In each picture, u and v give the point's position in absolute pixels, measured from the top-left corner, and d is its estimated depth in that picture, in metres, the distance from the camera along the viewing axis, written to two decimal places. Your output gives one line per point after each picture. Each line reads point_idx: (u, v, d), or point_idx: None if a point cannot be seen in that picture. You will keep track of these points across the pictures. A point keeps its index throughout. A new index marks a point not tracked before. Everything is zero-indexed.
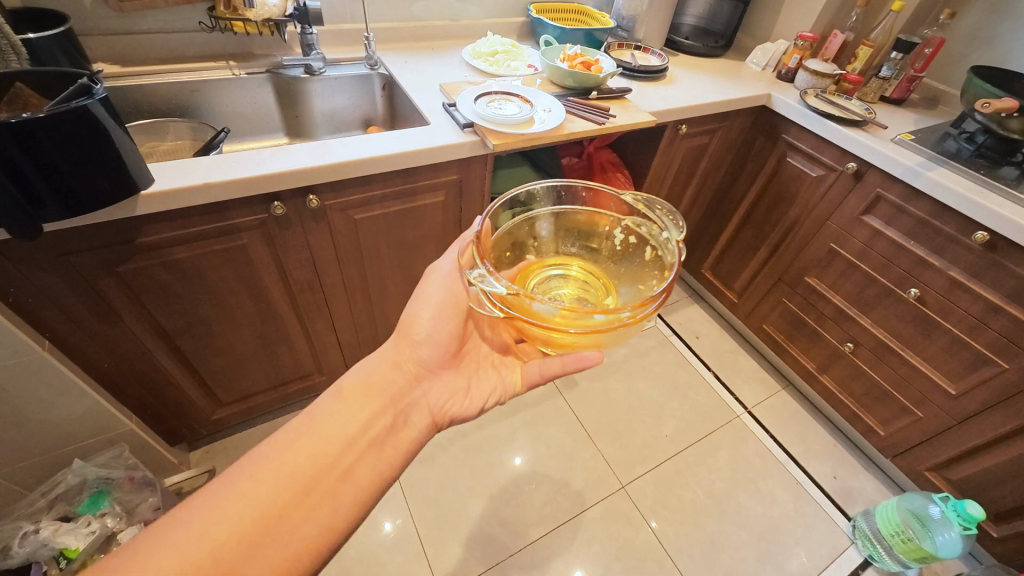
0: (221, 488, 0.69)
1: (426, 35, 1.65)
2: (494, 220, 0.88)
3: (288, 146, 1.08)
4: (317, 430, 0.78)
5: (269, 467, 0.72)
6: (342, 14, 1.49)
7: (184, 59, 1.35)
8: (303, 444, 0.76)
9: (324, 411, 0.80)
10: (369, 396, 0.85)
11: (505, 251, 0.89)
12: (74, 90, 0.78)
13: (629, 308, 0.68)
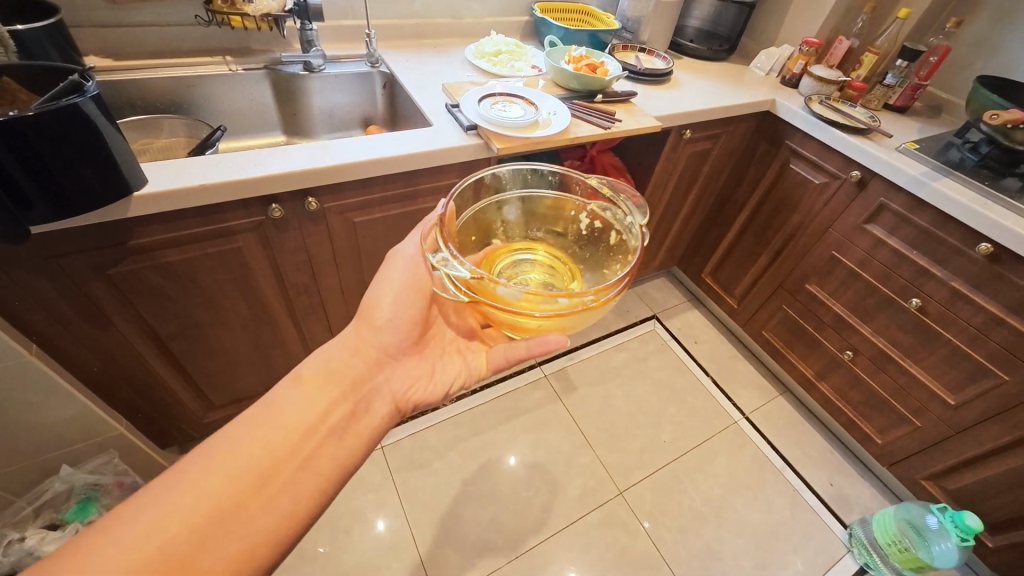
0: (186, 475, 0.69)
1: (428, 33, 1.62)
2: (460, 204, 0.88)
3: (288, 147, 1.05)
4: (275, 418, 0.78)
5: (232, 455, 0.73)
6: (343, 10, 1.45)
7: (179, 54, 1.31)
8: (267, 431, 0.76)
9: (288, 398, 0.81)
10: (330, 381, 0.86)
11: (471, 235, 0.89)
12: (64, 87, 0.75)
13: (591, 291, 0.72)
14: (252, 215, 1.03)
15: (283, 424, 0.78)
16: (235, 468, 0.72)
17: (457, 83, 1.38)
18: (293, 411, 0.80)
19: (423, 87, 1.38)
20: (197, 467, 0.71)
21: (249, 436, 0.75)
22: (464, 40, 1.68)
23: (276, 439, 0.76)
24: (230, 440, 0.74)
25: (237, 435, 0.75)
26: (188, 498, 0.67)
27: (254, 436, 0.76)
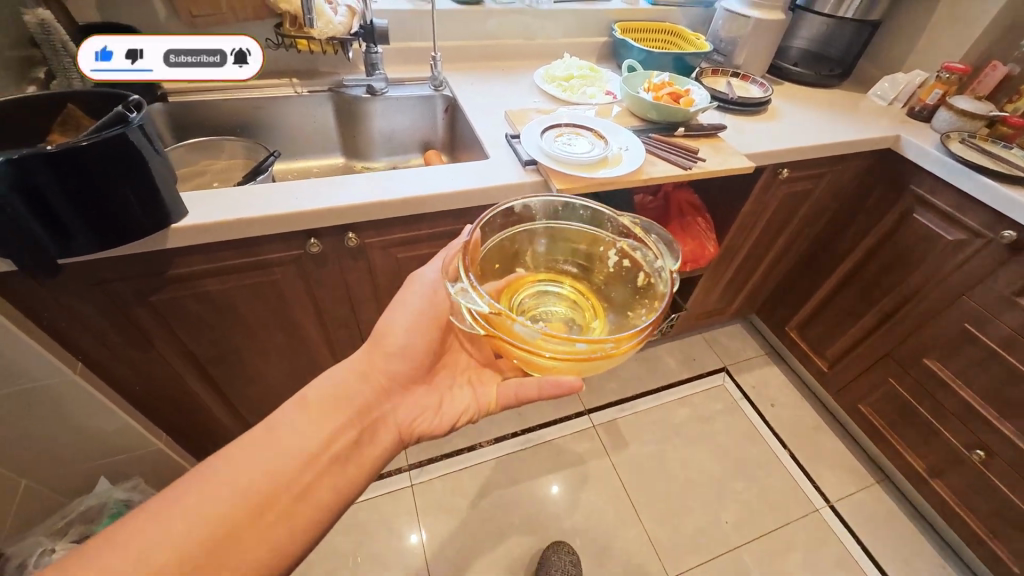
0: (192, 495, 0.66)
1: (497, 54, 1.53)
2: (485, 228, 0.79)
3: (335, 179, 0.99)
4: (277, 442, 0.73)
5: (239, 476, 0.69)
6: (411, 31, 1.40)
7: (250, 75, 1.32)
8: (274, 454, 0.72)
9: (297, 419, 0.77)
10: (337, 406, 0.80)
11: (493, 262, 0.80)
12: (108, 118, 0.73)
13: (614, 339, 0.63)
14: (292, 249, 0.98)
15: (290, 447, 0.73)
16: (242, 491, 0.68)
17: (521, 111, 1.26)
18: (300, 434, 0.75)
19: (484, 114, 1.28)
20: (203, 487, 0.67)
21: (256, 456, 0.71)
22: (535, 62, 1.57)
23: (284, 461, 0.72)
24: (237, 460, 0.71)
25: (244, 455, 0.71)
26: (192, 520, 0.64)
27: (261, 460, 0.71)
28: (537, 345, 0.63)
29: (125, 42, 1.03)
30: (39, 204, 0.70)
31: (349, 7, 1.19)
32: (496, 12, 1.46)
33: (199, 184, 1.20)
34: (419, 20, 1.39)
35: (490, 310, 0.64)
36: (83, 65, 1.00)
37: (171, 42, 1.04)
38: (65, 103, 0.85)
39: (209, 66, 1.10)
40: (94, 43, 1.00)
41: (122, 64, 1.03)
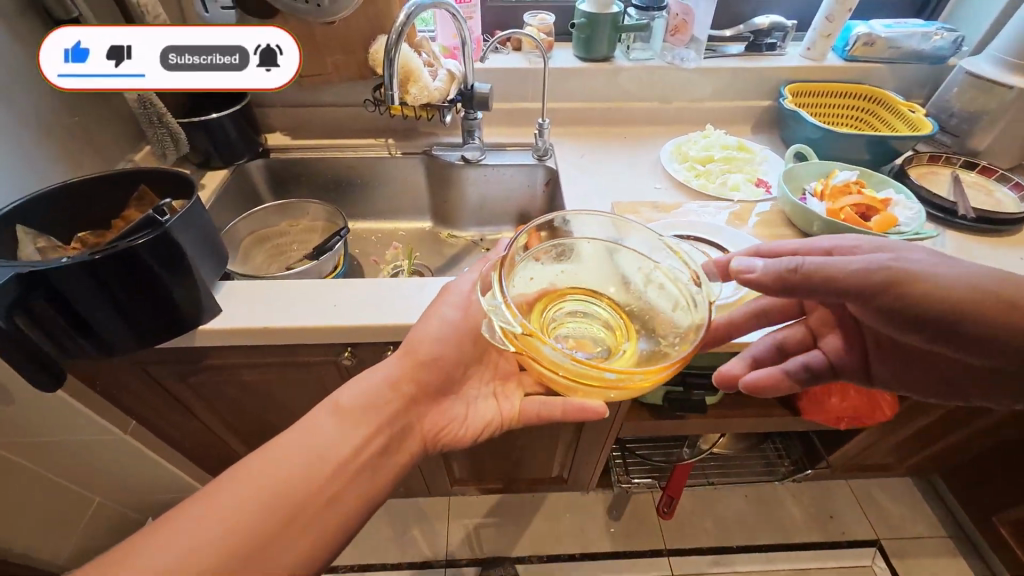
0: (213, 504, 0.57)
1: (620, 118, 1.28)
2: (519, 242, 0.69)
3: (385, 282, 0.86)
4: (293, 461, 0.62)
5: (265, 489, 0.59)
6: (522, 91, 1.22)
7: (350, 132, 1.27)
8: (302, 467, 0.62)
9: (327, 430, 0.66)
10: (362, 417, 0.68)
11: (524, 274, 0.70)
12: (138, 222, 0.67)
13: (644, 370, 0.55)
14: (326, 355, 0.86)
15: (320, 466, 0.63)
16: (269, 503, 0.58)
17: (630, 204, 0.99)
18: (324, 451, 0.64)
19: (585, 198, 1.04)
20: (225, 497, 0.57)
21: (282, 469, 0.61)
22: (667, 129, 1.28)
23: (315, 480, 0.62)
24: (263, 472, 0.60)
25: (270, 465, 0.61)
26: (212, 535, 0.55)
27: (283, 472, 0.61)
28: (564, 368, 0.57)
29: (109, 38, 0.88)
30: (64, 301, 0.65)
31: (450, 71, 1.05)
32: (625, 71, 1.21)
33: (282, 246, 1.18)
34: (532, 80, 1.20)
35: (518, 326, 0.58)
36: (47, 65, 0.85)
37: (175, 40, 0.93)
38: (138, 182, 0.83)
39: (226, 71, 1.01)
40: (67, 36, 0.85)
41: (111, 66, 0.90)
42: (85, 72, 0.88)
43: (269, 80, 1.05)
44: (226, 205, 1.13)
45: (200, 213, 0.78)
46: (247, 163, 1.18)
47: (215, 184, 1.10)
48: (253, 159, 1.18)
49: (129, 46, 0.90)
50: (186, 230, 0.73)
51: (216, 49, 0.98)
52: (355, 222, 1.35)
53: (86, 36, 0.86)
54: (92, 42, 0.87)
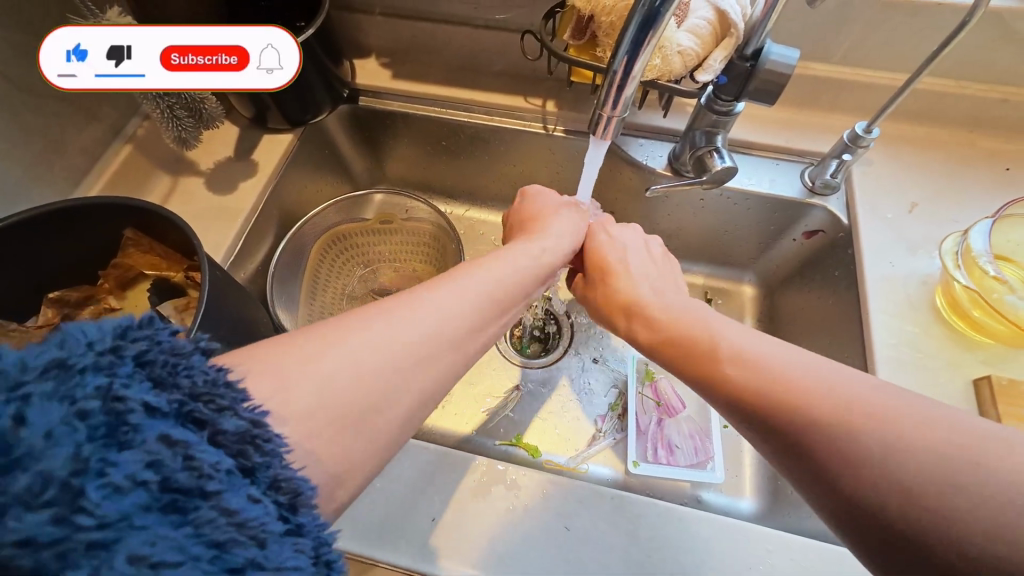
0: (368, 339, 0.33)
1: (1014, 121, 0.63)
2: (1001, 226, 0.53)
3: (531, 484, 0.48)
4: (460, 286, 0.40)
5: (429, 345, 0.35)
6: (825, 37, 0.61)
7: (484, 76, 0.75)
8: (467, 311, 0.38)
9: (524, 258, 0.47)
10: (509, 256, 0.46)
11: (1010, 239, 0.53)
12: None
13: None
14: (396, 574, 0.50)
15: (486, 350, 0.39)
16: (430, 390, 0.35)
17: (1020, 386, 0.48)
18: (526, 250, 0.48)
19: (920, 331, 0.54)
20: (382, 328, 0.34)
21: (480, 296, 0.40)
22: None
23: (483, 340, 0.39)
24: (427, 308, 0.36)
25: (449, 298, 0.38)
26: (379, 371, 0.32)
27: (458, 292, 0.39)
28: (1009, 319, 0.49)
29: (108, 33, 0.53)
30: None
31: (721, 12, 0.49)
32: None
33: (371, 255, 0.78)
34: (857, 22, 0.59)
35: (956, 274, 0.52)
36: (45, 64, 0.55)
37: (178, 41, 0.56)
38: (109, 228, 0.48)
39: (225, 76, 0.61)
40: (66, 32, 0.53)
41: (111, 68, 0.55)
42: (93, 81, 0.56)
43: (267, 79, 0.62)
44: (296, 192, 0.73)
45: (216, 313, 0.46)
46: (325, 116, 0.73)
47: (277, 162, 0.69)
48: (333, 109, 0.73)
49: (131, 44, 0.54)
50: None
51: (216, 44, 0.58)
52: (468, 209, 0.87)
53: (86, 34, 0.53)
54: (91, 39, 0.54)
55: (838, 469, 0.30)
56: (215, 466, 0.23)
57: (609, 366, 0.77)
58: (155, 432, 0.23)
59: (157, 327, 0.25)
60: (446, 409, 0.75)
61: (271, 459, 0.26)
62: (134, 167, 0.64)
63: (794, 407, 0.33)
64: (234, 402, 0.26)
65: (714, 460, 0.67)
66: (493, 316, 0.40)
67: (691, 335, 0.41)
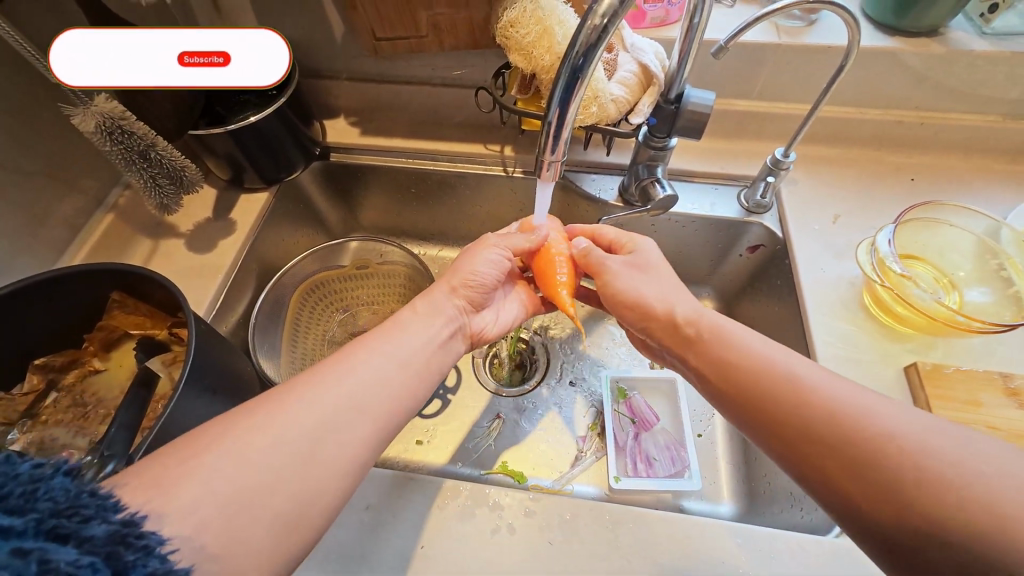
0: (283, 411, 0.39)
1: (912, 140, 0.72)
2: (908, 226, 0.60)
3: (513, 502, 0.50)
4: (366, 358, 0.45)
5: (343, 408, 0.41)
6: (742, 79, 0.70)
7: (446, 127, 0.82)
8: (379, 377, 0.44)
9: (419, 320, 0.51)
10: (408, 323, 0.50)
11: (915, 237, 0.61)
12: None
13: (978, 319, 0.51)
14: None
15: (405, 401, 0.45)
16: (357, 435, 0.41)
17: (942, 370, 0.54)
18: (432, 317, 0.52)
19: (854, 328, 0.60)
20: (296, 400, 0.40)
21: (387, 357, 0.46)
22: (1000, 170, 0.70)
23: (398, 396, 0.44)
24: (340, 375, 0.42)
25: (359, 369, 0.44)
26: (302, 442, 0.38)
27: (367, 364, 0.44)
28: (917, 309, 0.55)
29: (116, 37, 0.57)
30: None
31: (644, 66, 0.57)
32: (964, 59, 0.64)
33: (350, 299, 0.82)
34: (766, 64, 0.68)
35: (871, 275, 0.58)
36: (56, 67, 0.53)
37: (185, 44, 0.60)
38: (95, 295, 0.51)
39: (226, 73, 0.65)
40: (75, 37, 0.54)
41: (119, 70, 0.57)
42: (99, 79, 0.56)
43: (260, 75, 0.66)
44: (274, 246, 0.76)
45: (201, 365, 0.48)
46: (299, 174, 0.78)
47: (253, 219, 0.73)
48: (306, 167, 0.78)
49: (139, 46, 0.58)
50: (169, 425, 0.44)
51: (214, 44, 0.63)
52: (440, 249, 0.92)
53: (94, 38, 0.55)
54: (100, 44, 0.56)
55: (876, 477, 0.33)
56: (72, 564, 0.24)
57: (586, 387, 0.81)
58: (5, 549, 0.24)
59: (14, 462, 0.25)
60: (433, 444, 0.77)
61: (145, 556, 0.27)
62: (116, 234, 0.68)
63: (825, 416, 0.36)
64: (100, 510, 0.27)
65: (690, 469, 0.70)
66: (403, 375, 0.46)
67: (729, 362, 0.43)
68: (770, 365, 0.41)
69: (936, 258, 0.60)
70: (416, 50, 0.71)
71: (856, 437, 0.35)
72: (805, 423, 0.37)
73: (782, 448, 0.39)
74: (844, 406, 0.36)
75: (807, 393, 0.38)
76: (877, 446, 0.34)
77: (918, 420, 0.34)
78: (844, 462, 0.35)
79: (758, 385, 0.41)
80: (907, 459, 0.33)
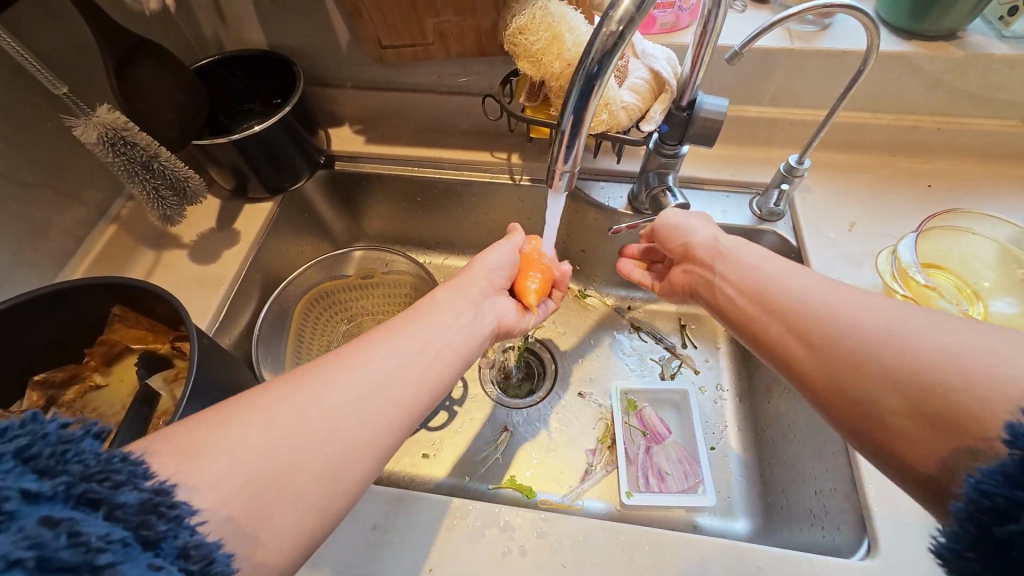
0: (294, 400, 0.35)
1: (928, 146, 0.70)
2: (930, 235, 0.59)
3: (524, 523, 0.48)
4: (388, 335, 0.42)
5: (364, 388, 0.37)
6: (754, 86, 0.68)
7: (452, 135, 0.81)
8: (401, 354, 0.41)
9: (441, 300, 0.48)
10: (428, 301, 0.48)
11: (937, 246, 0.59)
12: None
13: None
14: None
15: (429, 381, 0.41)
16: (363, 438, 0.36)
17: None
18: (453, 297, 0.49)
19: None
20: (309, 391, 0.36)
21: (410, 335, 0.42)
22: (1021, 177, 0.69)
23: (422, 378, 0.41)
24: (356, 365, 0.38)
25: (381, 348, 0.40)
26: (319, 424, 0.35)
27: (389, 341, 0.41)
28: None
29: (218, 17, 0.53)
30: None
31: (654, 73, 0.56)
32: (982, 63, 0.62)
33: (355, 310, 0.80)
34: (778, 70, 0.66)
35: (892, 285, 0.56)
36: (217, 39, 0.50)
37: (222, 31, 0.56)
38: (96, 309, 0.50)
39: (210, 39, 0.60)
40: None
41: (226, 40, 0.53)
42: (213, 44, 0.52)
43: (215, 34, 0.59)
44: (278, 255, 0.75)
45: (203, 381, 0.47)
46: (303, 182, 0.77)
47: (258, 229, 0.72)
48: (311, 175, 0.77)
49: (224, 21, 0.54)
50: None
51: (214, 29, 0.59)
52: (446, 258, 0.90)
53: None
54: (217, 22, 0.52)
55: (906, 388, 0.32)
56: (104, 538, 0.22)
57: (595, 399, 0.79)
58: (35, 517, 0.22)
59: (43, 420, 0.24)
60: (439, 457, 0.75)
61: (177, 527, 0.25)
62: (118, 245, 0.67)
63: (846, 339, 0.36)
64: (131, 477, 0.25)
65: (704, 483, 0.68)
66: (425, 352, 0.42)
67: (761, 304, 0.44)
68: (800, 299, 0.41)
69: (958, 268, 0.59)
70: (422, 57, 0.70)
71: (879, 352, 0.34)
72: (829, 349, 0.37)
73: (811, 379, 0.38)
74: (866, 326, 0.36)
75: (833, 323, 0.38)
76: (898, 355, 0.33)
77: (959, 335, 0.32)
78: (865, 375, 0.34)
79: (809, 319, 0.39)
80: (931, 369, 0.31)
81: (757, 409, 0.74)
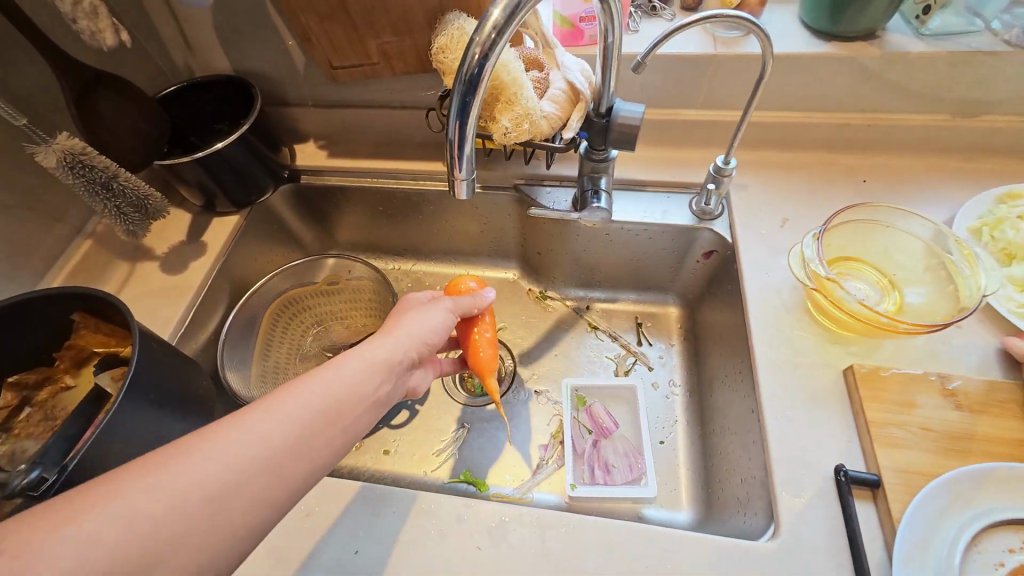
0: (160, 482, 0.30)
1: (863, 142, 0.72)
2: (845, 230, 0.61)
3: (446, 508, 0.51)
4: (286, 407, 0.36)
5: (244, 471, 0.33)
6: (686, 90, 0.71)
7: (408, 147, 0.85)
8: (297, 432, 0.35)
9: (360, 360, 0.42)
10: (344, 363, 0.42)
11: (854, 241, 0.61)
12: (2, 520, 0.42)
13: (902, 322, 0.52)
14: None
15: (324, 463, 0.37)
16: (231, 526, 0.32)
17: (880, 372, 0.53)
18: (372, 358, 0.43)
19: (796, 331, 0.60)
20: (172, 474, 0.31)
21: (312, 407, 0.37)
22: (956, 169, 0.70)
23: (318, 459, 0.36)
24: (240, 436, 0.33)
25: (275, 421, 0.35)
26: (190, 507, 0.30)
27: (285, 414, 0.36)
28: (848, 312, 0.55)
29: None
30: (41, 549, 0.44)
31: (569, 84, 0.59)
32: (903, 61, 0.64)
33: (320, 315, 0.85)
34: (706, 74, 0.69)
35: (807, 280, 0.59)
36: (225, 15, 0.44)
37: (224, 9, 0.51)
38: (59, 317, 0.55)
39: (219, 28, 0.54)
40: None
41: None
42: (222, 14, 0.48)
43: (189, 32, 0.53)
44: (245, 265, 0.80)
45: (151, 379, 0.52)
46: (269, 196, 0.82)
47: (224, 240, 0.77)
48: (276, 189, 0.83)
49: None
50: (115, 436, 0.47)
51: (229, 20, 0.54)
52: (412, 264, 0.95)
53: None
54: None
55: None
56: None
57: (550, 396, 0.82)
58: None
59: None
60: (398, 453, 0.79)
61: None
62: (94, 259, 0.73)
63: None
64: None
65: (647, 476, 0.70)
66: (326, 429, 0.37)
67: None
68: None
69: (877, 261, 0.61)
70: (370, 76, 0.74)
71: None
72: None
73: None
74: None
75: None
76: None
77: None
78: None
79: None
80: None
81: (705, 402, 0.76)
